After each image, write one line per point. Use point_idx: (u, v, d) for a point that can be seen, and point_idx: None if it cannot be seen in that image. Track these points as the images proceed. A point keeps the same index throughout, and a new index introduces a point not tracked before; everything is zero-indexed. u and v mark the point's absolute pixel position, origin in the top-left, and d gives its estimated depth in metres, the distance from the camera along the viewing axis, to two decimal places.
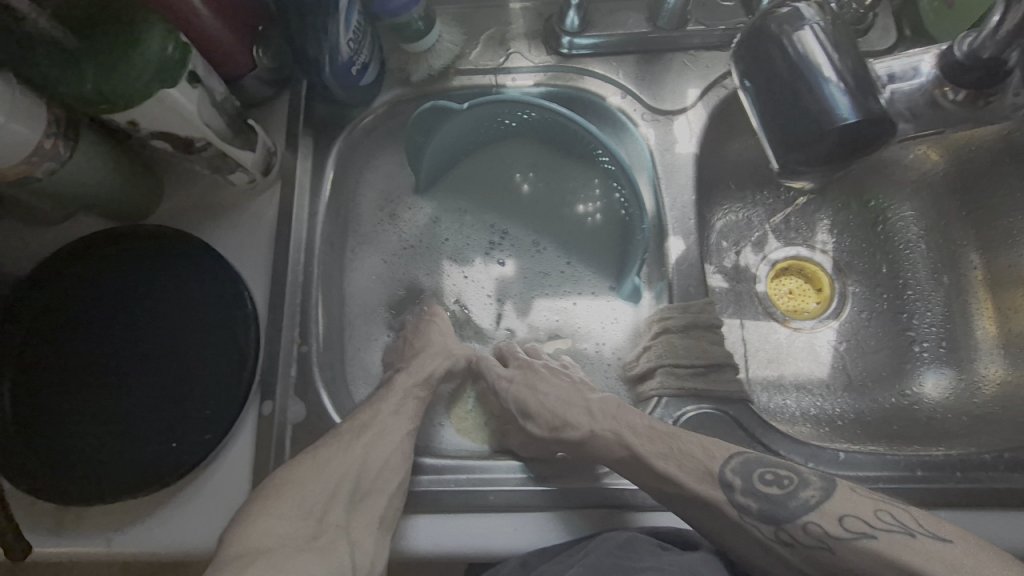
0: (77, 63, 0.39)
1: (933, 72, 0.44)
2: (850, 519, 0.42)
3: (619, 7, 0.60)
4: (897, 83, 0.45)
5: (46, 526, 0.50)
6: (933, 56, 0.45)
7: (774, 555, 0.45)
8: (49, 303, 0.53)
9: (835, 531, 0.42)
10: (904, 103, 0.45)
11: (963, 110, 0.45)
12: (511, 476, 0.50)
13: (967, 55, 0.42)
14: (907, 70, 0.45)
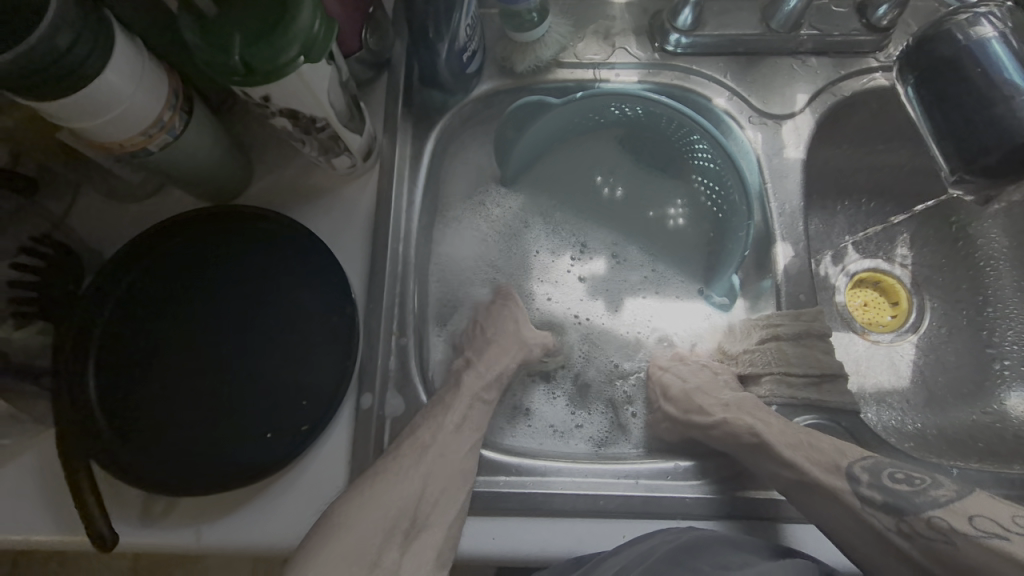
0: (223, 32, 0.37)
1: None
2: (979, 520, 0.40)
3: (729, 9, 0.59)
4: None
5: (132, 517, 0.47)
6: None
7: (889, 548, 0.42)
8: (143, 283, 0.51)
9: (961, 528, 0.40)
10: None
11: None
12: (618, 482, 0.48)
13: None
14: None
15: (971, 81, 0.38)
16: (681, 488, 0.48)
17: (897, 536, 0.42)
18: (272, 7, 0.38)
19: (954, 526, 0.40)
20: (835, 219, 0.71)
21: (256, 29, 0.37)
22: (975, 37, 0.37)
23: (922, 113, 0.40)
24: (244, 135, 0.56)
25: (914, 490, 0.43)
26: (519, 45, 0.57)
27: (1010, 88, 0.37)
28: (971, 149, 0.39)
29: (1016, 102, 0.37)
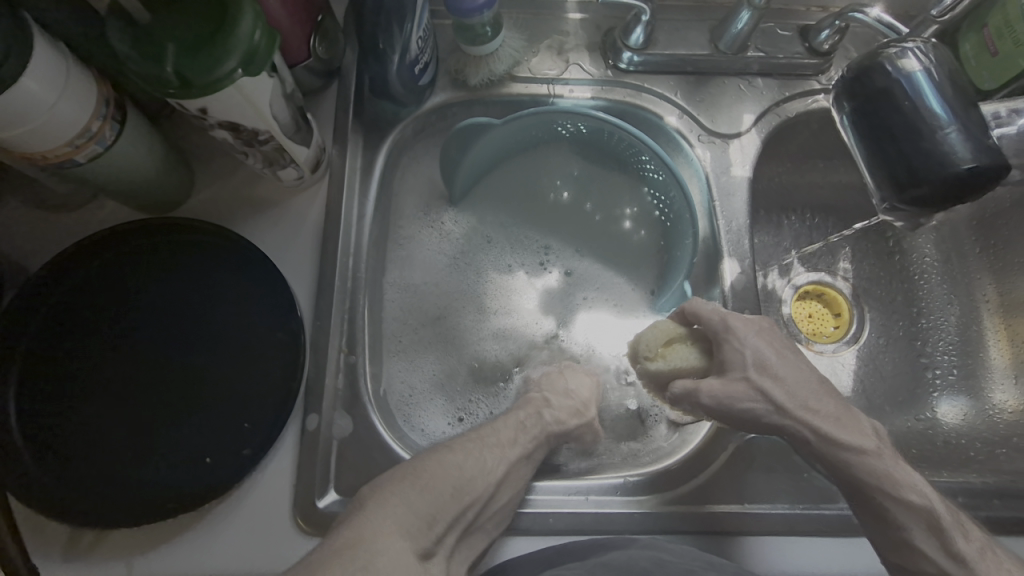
0: (155, 40, 0.35)
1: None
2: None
3: (680, 28, 0.60)
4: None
5: (56, 551, 0.44)
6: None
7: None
8: (69, 300, 0.48)
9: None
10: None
11: None
12: (567, 499, 0.48)
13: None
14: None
15: (900, 113, 0.38)
16: (630, 503, 0.48)
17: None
18: (209, 14, 0.36)
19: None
20: (779, 233, 0.72)
21: (192, 38, 0.36)
22: (902, 69, 0.38)
23: (856, 141, 0.41)
24: (184, 143, 0.54)
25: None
26: (473, 59, 0.57)
27: (934, 120, 0.37)
28: (901, 177, 0.39)
29: (941, 134, 0.37)
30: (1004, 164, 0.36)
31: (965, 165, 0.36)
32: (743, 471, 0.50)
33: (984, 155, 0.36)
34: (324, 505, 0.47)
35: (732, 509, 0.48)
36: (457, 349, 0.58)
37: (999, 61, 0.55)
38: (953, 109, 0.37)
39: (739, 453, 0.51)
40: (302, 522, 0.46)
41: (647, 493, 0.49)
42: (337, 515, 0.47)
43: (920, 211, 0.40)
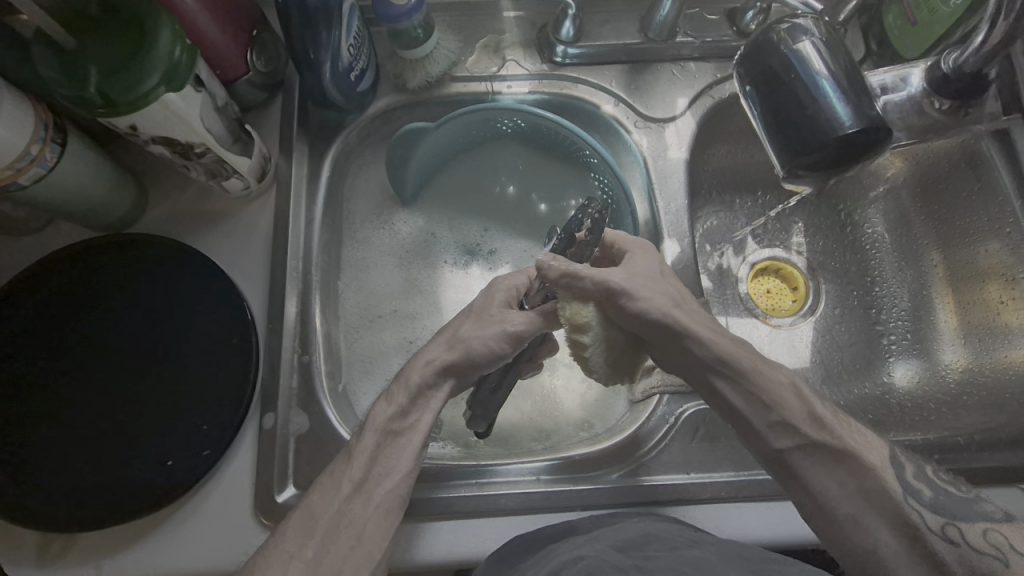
0: (78, 65, 0.38)
1: (920, 85, 0.45)
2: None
3: (611, 19, 0.62)
4: (889, 94, 0.45)
5: (29, 559, 0.46)
6: (922, 67, 0.45)
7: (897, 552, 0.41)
8: (31, 319, 0.50)
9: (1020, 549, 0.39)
10: (896, 114, 0.45)
11: (949, 119, 0.46)
12: (521, 479, 0.51)
13: (952, 71, 0.44)
14: (897, 81, 0.45)
15: (792, 86, 0.41)
16: (581, 480, 0.50)
17: (940, 540, 0.41)
18: (129, 38, 0.39)
19: (1012, 544, 0.40)
20: (733, 211, 0.73)
21: (113, 61, 0.38)
22: (790, 48, 0.41)
23: (758, 116, 0.44)
24: (135, 163, 0.56)
25: (965, 499, 0.43)
26: (409, 62, 0.59)
27: (820, 91, 0.40)
28: (796, 146, 0.41)
29: (825, 104, 0.40)
30: (882, 126, 0.39)
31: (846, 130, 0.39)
32: (690, 441, 0.52)
33: (866, 121, 0.39)
34: (283, 500, 0.49)
35: (679, 478, 0.50)
36: (411, 343, 0.60)
37: (921, 29, 0.56)
38: (836, 80, 0.40)
39: (685, 424, 0.53)
40: (263, 516, 0.48)
41: (597, 470, 0.51)
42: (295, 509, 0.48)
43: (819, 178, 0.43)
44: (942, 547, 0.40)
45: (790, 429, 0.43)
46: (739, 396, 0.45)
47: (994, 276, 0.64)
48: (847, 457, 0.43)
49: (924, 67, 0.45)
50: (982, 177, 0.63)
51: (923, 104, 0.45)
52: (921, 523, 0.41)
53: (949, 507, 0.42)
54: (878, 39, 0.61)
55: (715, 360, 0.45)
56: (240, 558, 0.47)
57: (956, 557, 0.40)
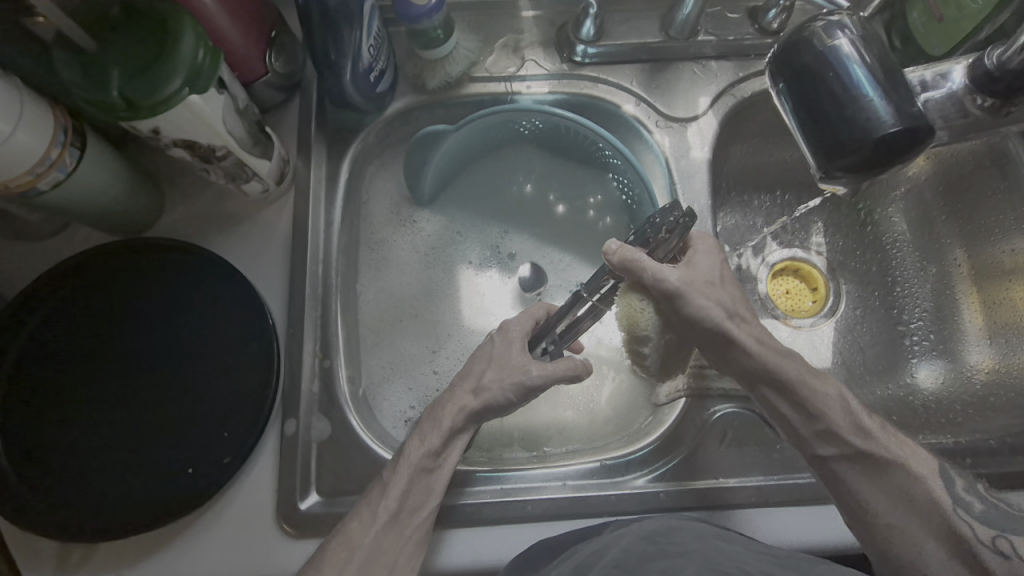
0: (100, 68, 0.37)
1: (963, 81, 0.44)
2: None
3: (631, 18, 0.62)
4: (929, 90, 0.44)
5: (48, 567, 0.46)
6: (964, 63, 0.44)
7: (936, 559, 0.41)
8: (49, 324, 0.50)
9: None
10: (937, 111, 0.44)
11: (989, 117, 0.44)
12: (546, 485, 0.50)
13: (996, 67, 0.43)
14: (937, 77, 0.44)
15: (828, 84, 0.40)
16: (608, 485, 0.50)
17: (989, 552, 0.41)
18: (151, 40, 0.38)
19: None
20: (752, 212, 0.72)
21: (137, 63, 0.38)
22: (826, 45, 0.40)
23: (793, 114, 0.43)
24: (152, 165, 0.56)
25: (1019, 517, 0.42)
26: (428, 62, 0.58)
27: (858, 89, 0.39)
28: (832, 145, 0.41)
29: (864, 102, 0.39)
30: (924, 125, 0.39)
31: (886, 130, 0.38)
32: (716, 445, 0.51)
33: (906, 120, 0.38)
34: (306, 508, 0.48)
35: (706, 483, 0.50)
36: (431, 345, 0.59)
37: (947, 25, 0.55)
38: (874, 77, 0.39)
39: (712, 428, 0.52)
40: (285, 523, 0.48)
41: (622, 475, 0.50)
42: (318, 516, 0.48)
43: (855, 179, 0.42)
44: (992, 560, 0.41)
45: (834, 438, 0.45)
46: (794, 411, 0.46)
47: (1020, 275, 0.63)
48: (897, 467, 0.44)
49: (967, 63, 0.44)
50: (1010, 176, 0.63)
51: (965, 101, 0.44)
52: (970, 535, 0.41)
53: (999, 521, 0.42)
54: (903, 37, 0.60)
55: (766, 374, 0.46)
56: (263, 567, 0.46)
57: (1007, 571, 0.40)
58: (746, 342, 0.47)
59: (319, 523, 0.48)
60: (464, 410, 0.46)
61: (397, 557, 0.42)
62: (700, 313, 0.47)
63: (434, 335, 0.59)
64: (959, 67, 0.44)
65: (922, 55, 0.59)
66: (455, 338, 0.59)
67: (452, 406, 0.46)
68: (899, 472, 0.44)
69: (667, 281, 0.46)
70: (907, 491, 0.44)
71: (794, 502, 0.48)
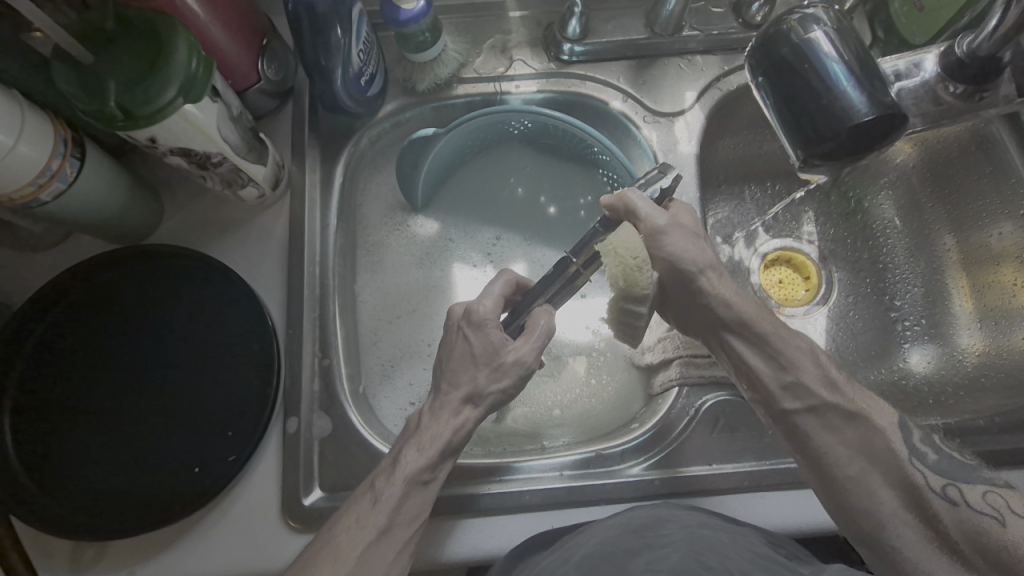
0: (98, 80, 0.39)
1: (935, 69, 0.45)
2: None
3: (617, 16, 0.63)
4: (902, 80, 0.45)
5: (61, 566, 0.47)
6: (935, 53, 0.45)
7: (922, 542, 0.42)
8: (55, 332, 0.51)
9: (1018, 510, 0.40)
10: (911, 99, 0.46)
11: (963, 104, 0.45)
12: (544, 475, 0.51)
13: (967, 54, 0.43)
14: (910, 66, 0.46)
15: (804, 76, 0.41)
16: (604, 474, 0.51)
17: (938, 498, 0.42)
18: (146, 51, 0.40)
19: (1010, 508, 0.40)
20: (742, 204, 0.73)
21: (132, 75, 0.39)
22: (801, 37, 0.42)
23: (772, 107, 0.44)
24: (150, 174, 0.57)
25: (970, 469, 0.44)
26: (418, 65, 0.59)
27: (833, 79, 0.40)
28: (810, 135, 0.42)
29: (839, 92, 0.40)
30: (898, 113, 0.39)
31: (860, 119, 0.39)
32: (710, 432, 0.52)
33: (881, 109, 0.39)
34: (309, 503, 0.49)
35: (699, 469, 0.51)
36: (428, 343, 0.60)
37: (926, 13, 0.56)
38: (848, 68, 0.40)
39: (705, 416, 0.53)
40: (290, 519, 0.49)
41: (618, 463, 0.51)
42: (321, 511, 0.49)
43: (834, 167, 0.43)
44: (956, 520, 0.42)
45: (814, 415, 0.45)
46: (760, 360, 0.48)
47: (1007, 259, 0.63)
48: (860, 425, 0.45)
49: (937, 52, 0.45)
50: (994, 161, 0.63)
51: (938, 89, 0.45)
52: (922, 482, 0.42)
53: (951, 470, 0.43)
54: (884, 27, 0.61)
55: (732, 319, 0.48)
56: (268, 561, 0.48)
57: (955, 518, 0.41)
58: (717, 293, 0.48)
59: (322, 518, 0.49)
60: (460, 403, 0.47)
61: (392, 558, 0.43)
62: (679, 255, 0.48)
63: (430, 333, 0.61)
64: (930, 56, 0.45)
65: (904, 44, 0.60)
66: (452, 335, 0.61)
67: (446, 404, 0.47)
68: (860, 428, 0.45)
69: (655, 219, 0.47)
70: (869, 451, 0.44)
71: (787, 486, 0.50)
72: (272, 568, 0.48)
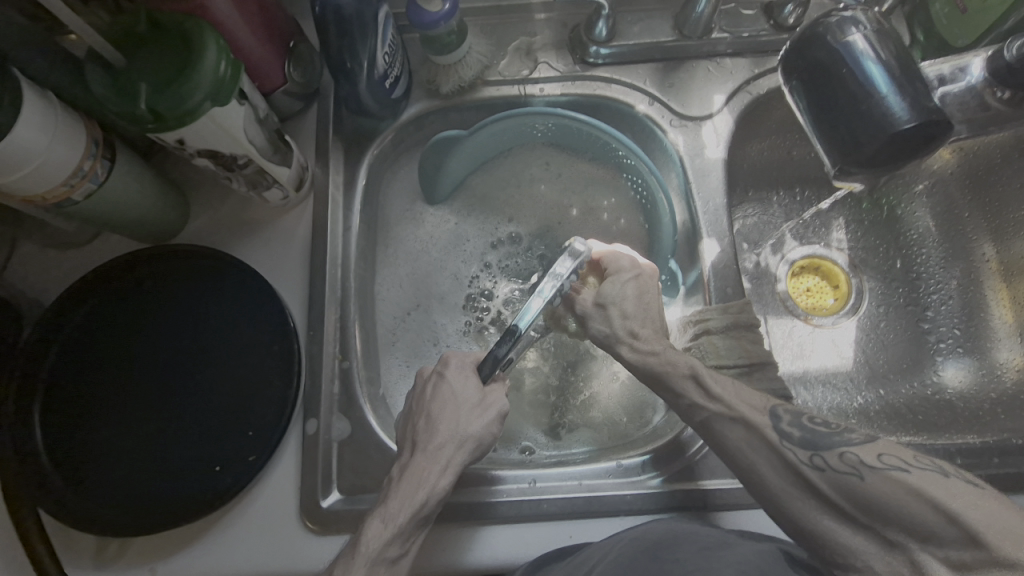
0: (130, 84, 0.39)
1: (982, 74, 0.43)
2: (887, 456, 0.38)
3: (644, 17, 0.62)
4: (947, 85, 0.44)
5: (86, 560, 0.48)
6: (983, 56, 0.43)
7: None
8: (85, 329, 0.52)
9: (870, 463, 0.38)
10: (956, 105, 0.44)
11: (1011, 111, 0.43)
12: (562, 484, 0.50)
13: (1016, 59, 0.41)
14: (955, 71, 0.44)
15: (844, 78, 0.40)
16: (624, 484, 0.50)
17: (809, 470, 0.40)
18: (177, 55, 0.40)
19: (864, 461, 0.38)
20: (771, 209, 0.71)
21: (163, 78, 0.39)
22: (841, 39, 0.40)
23: (807, 112, 0.43)
24: (178, 174, 0.58)
25: (832, 431, 0.42)
26: (442, 67, 0.59)
27: (872, 83, 0.39)
28: (847, 142, 0.40)
29: (879, 98, 0.39)
30: (943, 121, 0.38)
31: (902, 125, 0.38)
32: None
33: (923, 114, 0.38)
34: (326, 505, 0.49)
35: (725, 483, 0.50)
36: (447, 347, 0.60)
37: (969, 15, 0.54)
38: (890, 72, 0.39)
39: None
40: (307, 521, 0.49)
41: (639, 474, 0.51)
42: (339, 513, 0.49)
43: (872, 174, 0.42)
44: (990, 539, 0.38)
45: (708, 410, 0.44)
46: (665, 394, 0.47)
47: None
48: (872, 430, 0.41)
49: (986, 56, 0.43)
50: None
51: (984, 95, 0.43)
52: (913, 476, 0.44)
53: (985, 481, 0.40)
54: (924, 29, 0.59)
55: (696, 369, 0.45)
56: (286, 562, 0.48)
57: None
58: (624, 352, 0.48)
59: (338, 520, 0.49)
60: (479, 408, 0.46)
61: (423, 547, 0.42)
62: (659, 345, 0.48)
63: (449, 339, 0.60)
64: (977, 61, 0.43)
65: (944, 48, 0.58)
66: (471, 340, 0.60)
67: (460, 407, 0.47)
68: (740, 427, 0.43)
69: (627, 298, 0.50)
70: (748, 442, 0.42)
71: None
72: (290, 570, 0.48)
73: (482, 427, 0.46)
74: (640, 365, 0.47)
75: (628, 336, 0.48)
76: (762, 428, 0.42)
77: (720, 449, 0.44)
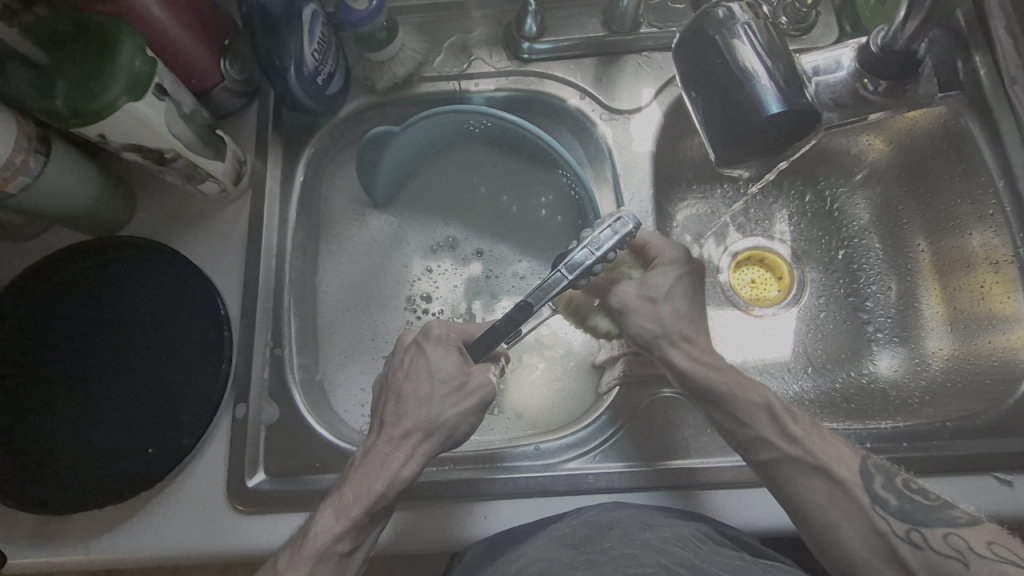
0: (48, 83, 0.41)
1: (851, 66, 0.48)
2: (998, 546, 0.41)
3: (574, 14, 0.63)
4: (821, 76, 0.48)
5: (26, 536, 0.50)
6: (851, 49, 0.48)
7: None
8: (28, 317, 0.54)
9: (979, 549, 0.41)
10: (828, 94, 0.48)
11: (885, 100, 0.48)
12: (479, 465, 0.53)
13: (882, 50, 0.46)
14: (829, 64, 0.49)
15: (722, 68, 0.42)
16: (539, 467, 0.52)
17: (903, 542, 0.43)
18: (94, 55, 0.42)
19: (971, 547, 0.41)
20: (713, 201, 0.72)
21: (80, 77, 0.41)
22: (722, 28, 0.42)
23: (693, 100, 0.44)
24: (122, 169, 0.60)
25: (931, 504, 0.44)
26: (376, 64, 0.61)
27: (746, 74, 0.41)
28: (725, 129, 0.42)
29: (750, 87, 0.41)
30: (808, 113, 0.40)
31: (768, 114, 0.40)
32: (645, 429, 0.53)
33: (790, 105, 0.40)
34: (253, 485, 0.52)
35: (637, 465, 0.51)
36: (384, 337, 0.62)
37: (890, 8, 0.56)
38: (762, 62, 0.40)
39: (643, 413, 0.53)
40: (235, 500, 0.51)
41: (554, 457, 0.52)
42: (266, 493, 0.51)
43: (749, 162, 0.44)
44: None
45: (763, 442, 0.46)
46: (727, 418, 0.48)
47: (985, 262, 0.61)
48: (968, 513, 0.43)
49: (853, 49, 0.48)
50: (965, 159, 0.62)
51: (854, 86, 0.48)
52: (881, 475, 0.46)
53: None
54: (851, 23, 0.60)
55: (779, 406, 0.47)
56: (213, 539, 0.50)
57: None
58: (677, 358, 0.49)
59: (264, 498, 0.51)
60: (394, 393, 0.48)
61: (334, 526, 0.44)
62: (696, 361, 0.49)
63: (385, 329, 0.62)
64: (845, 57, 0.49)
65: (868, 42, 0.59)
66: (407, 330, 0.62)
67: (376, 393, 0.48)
68: (822, 479, 0.45)
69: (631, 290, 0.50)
70: (831, 499, 0.44)
71: (718, 486, 0.50)
72: (218, 548, 0.50)
73: (456, 413, 0.47)
74: (700, 376, 0.48)
75: (681, 339, 0.49)
76: (853, 488, 0.44)
77: (789, 497, 0.45)
